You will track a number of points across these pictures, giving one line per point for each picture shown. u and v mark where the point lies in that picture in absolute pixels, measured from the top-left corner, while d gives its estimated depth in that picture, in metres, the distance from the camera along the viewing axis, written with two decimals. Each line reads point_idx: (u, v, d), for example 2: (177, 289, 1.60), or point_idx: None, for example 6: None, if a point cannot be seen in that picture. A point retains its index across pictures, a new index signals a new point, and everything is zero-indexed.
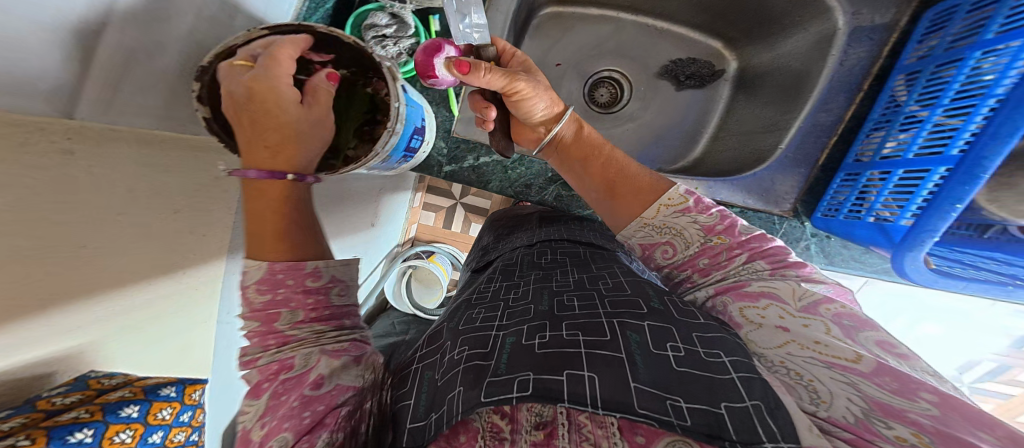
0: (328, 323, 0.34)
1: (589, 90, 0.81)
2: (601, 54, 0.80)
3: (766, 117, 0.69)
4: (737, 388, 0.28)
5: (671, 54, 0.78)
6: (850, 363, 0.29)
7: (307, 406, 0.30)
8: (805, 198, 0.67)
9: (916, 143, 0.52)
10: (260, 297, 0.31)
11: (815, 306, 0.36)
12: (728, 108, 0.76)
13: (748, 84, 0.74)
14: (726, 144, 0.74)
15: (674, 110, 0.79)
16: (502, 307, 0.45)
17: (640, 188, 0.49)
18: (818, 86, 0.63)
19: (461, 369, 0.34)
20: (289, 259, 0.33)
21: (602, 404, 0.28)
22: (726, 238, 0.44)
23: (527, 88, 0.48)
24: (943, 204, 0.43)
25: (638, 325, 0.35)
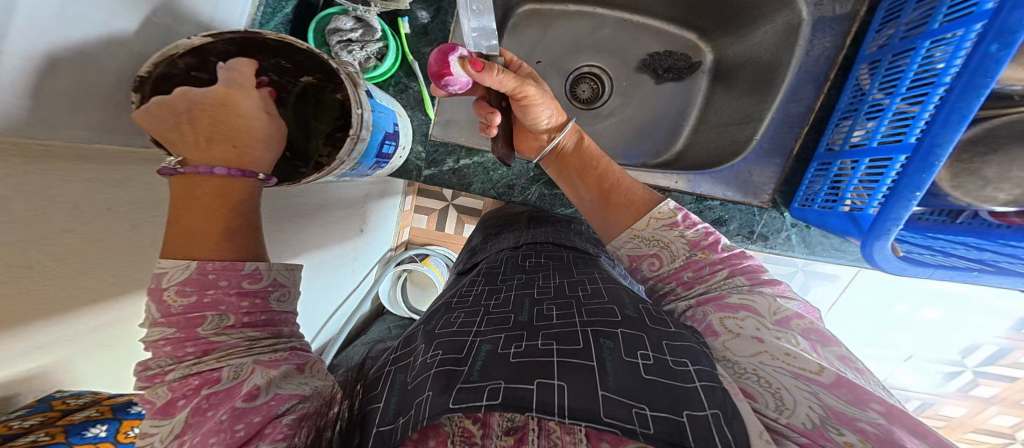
0: (263, 329, 0.31)
1: (569, 87, 0.80)
2: (579, 51, 0.79)
3: (742, 108, 0.68)
4: (699, 396, 0.27)
5: (648, 48, 0.78)
6: (813, 375, 0.29)
7: (238, 419, 0.25)
8: (782, 188, 0.66)
9: (880, 131, 0.51)
10: (180, 299, 0.26)
11: (787, 321, 0.36)
12: (707, 101, 0.76)
13: (724, 75, 0.73)
14: (706, 137, 0.73)
15: (654, 105, 0.79)
16: (483, 313, 0.44)
17: (633, 201, 0.51)
18: (788, 77, 0.62)
19: (432, 374, 0.32)
20: (226, 260, 0.29)
21: (569, 413, 0.26)
22: (709, 252, 0.45)
23: (535, 95, 0.49)
24: (904, 192, 0.42)
25: (611, 332, 0.35)
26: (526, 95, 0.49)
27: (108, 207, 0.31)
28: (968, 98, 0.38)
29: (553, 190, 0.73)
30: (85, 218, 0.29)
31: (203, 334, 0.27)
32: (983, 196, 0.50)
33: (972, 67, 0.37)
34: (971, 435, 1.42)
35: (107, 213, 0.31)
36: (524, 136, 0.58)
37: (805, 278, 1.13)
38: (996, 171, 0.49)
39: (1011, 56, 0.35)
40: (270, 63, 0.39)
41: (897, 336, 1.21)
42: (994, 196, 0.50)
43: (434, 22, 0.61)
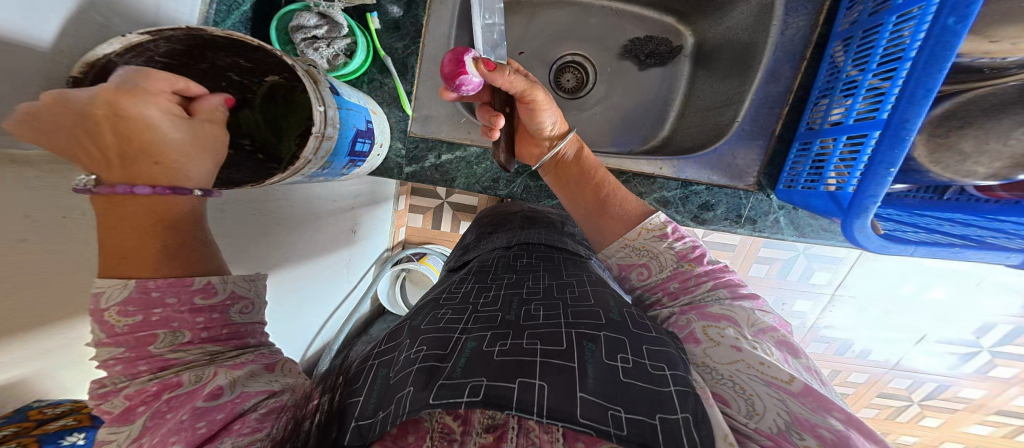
0: (228, 342, 0.30)
1: (553, 77, 0.79)
2: (559, 40, 0.78)
3: (723, 91, 0.66)
4: (673, 400, 0.27)
5: (628, 34, 0.76)
6: (784, 384, 0.29)
7: (201, 416, 0.24)
8: (767, 170, 0.64)
9: (855, 109, 0.49)
10: (123, 320, 0.25)
11: (762, 333, 0.35)
12: (690, 85, 0.74)
13: (705, 58, 0.71)
14: (691, 122, 0.71)
15: (638, 91, 0.77)
16: (471, 310, 0.41)
17: (628, 212, 0.50)
18: (765, 57, 0.60)
19: (415, 369, 0.29)
20: (171, 276, 0.28)
21: (547, 413, 0.24)
22: (695, 264, 0.44)
23: (543, 100, 0.49)
24: (878, 170, 0.40)
25: (594, 334, 0.32)
26: (534, 99, 0.49)
27: (62, 215, 0.31)
28: (933, 72, 0.36)
29: (539, 181, 0.71)
30: (33, 226, 0.28)
31: (157, 352, 0.26)
32: (964, 170, 0.47)
33: (935, 34, 0.35)
34: (993, 417, 1.37)
35: (61, 220, 0.31)
36: (525, 143, 0.57)
37: (809, 262, 1.12)
38: (974, 144, 0.45)
39: (969, 28, 0.34)
40: (227, 61, 0.36)
41: (906, 318, 1.18)
42: (974, 171, 0.46)
43: (406, 17, 0.60)
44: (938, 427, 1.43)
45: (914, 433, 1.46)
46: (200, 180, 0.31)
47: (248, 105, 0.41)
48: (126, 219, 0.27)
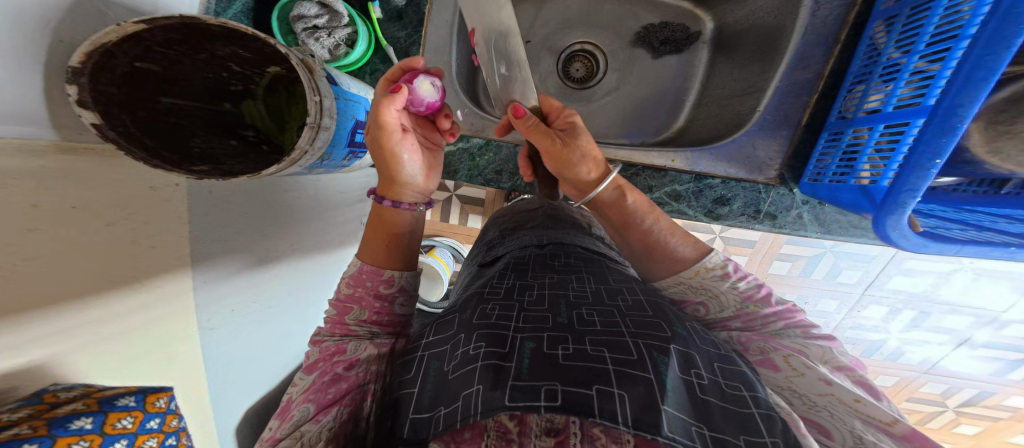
0: (385, 326, 0.41)
1: (563, 67, 0.76)
2: (570, 28, 0.75)
3: (745, 78, 0.62)
4: (757, 423, 0.26)
5: (643, 20, 0.72)
6: (885, 426, 0.27)
7: (332, 384, 0.34)
8: (790, 163, 0.61)
9: (895, 95, 0.45)
10: (346, 288, 0.42)
11: (838, 370, 0.33)
12: (709, 72, 0.70)
13: (725, 44, 0.67)
14: (708, 111, 0.68)
15: (652, 80, 0.73)
16: (518, 307, 0.38)
17: (681, 252, 0.45)
18: (792, 41, 0.56)
19: (478, 366, 0.29)
20: (372, 265, 0.44)
21: (632, 424, 0.23)
22: (761, 306, 0.40)
23: (560, 150, 0.49)
24: (920, 161, 0.37)
25: (664, 345, 0.30)
26: (553, 147, 0.49)
27: (71, 204, 0.29)
28: (998, 50, 0.31)
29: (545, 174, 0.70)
30: (44, 218, 0.27)
31: (348, 320, 0.40)
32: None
33: (1003, 10, 0.30)
34: None
35: (72, 211, 0.29)
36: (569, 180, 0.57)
37: (836, 260, 1.06)
38: None
39: None
40: (227, 51, 0.35)
41: (945, 319, 1.11)
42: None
43: (409, 6, 0.59)
44: (976, 435, 1.34)
45: (949, 440, 1.37)
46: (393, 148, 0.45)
47: (251, 97, 0.42)
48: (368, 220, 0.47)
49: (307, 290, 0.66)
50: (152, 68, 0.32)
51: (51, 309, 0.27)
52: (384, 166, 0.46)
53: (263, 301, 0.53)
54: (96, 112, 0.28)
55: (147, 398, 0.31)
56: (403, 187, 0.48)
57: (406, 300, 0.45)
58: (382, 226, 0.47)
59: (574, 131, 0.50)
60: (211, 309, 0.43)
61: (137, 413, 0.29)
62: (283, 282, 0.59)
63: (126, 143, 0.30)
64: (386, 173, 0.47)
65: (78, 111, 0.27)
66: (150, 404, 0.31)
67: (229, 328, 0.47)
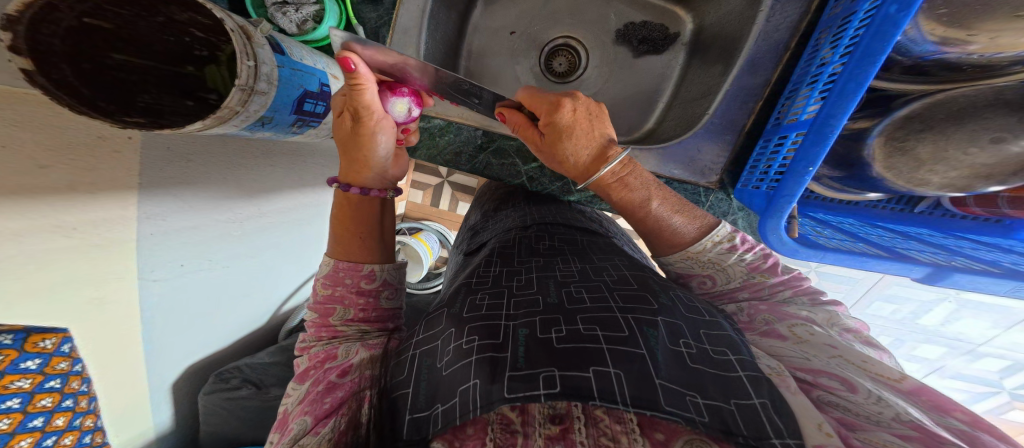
0: (372, 323, 0.47)
1: (544, 60, 0.77)
2: (553, 22, 0.75)
3: (707, 81, 0.63)
4: (746, 386, 0.30)
5: (624, 17, 0.72)
6: (894, 382, 0.33)
7: (329, 393, 0.38)
8: (731, 168, 0.64)
9: (811, 104, 0.48)
10: (325, 289, 0.47)
11: (845, 332, 0.42)
12: (683, 75, 0.70)
13: (700, 47, 0.67)
14: (675, 114, 0.69)
15: (627, 79, 0.74)
16: (508, 294, 0.44)
17: (679, 240, 0.51)
18: (748, 47, 0.56)
19: (474, 362, 0.33)
20: (347, 261, 0.49)
21: (631, 401, 0.28)
22: (768, 275, 0.48)
23: (544, 153, 0.52)
24: (799, 168, 0.44)
25: (652, 320, 0.36)
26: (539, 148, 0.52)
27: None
28: (865, 66, 0.38)
29: (502, 159, 0.72)
30: None
31: (334, 322, 0.46)
32: (917, 179, 0.47)
33: (875, 27, 0.36)
34: None
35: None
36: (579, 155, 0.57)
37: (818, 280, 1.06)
38: (930, 151, 0.44)
39: (911, 17, 0.34)
40: (183, 16, 0.37)
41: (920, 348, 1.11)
42: (929, 179, 0.46)
43: None
44: None
45: None
46: (371, 134, 0.46)
47: (216, 62, 0.44)
48: (334, 215, 0.51)
49: (266, 254, 0.77)
50: (102, 25, 0.33)
51: None
52: (360, 151, 0.48)
53: (217, 262, 0.62)
54: (30, 60, 0.28)
55: (29, 338, 0.37)
56: (374, 172, 0.50)
57: (392, 294, 0.51)
58: (353, 215, 0.50)
59: (558, 132, 0.47)
60: (148, 264, 0.49)
61: (9, 351, 0.34)
62: (237, 242, 0.66)
63: (55, 90, 0.30)
64: (364, 160, 0.48)
65: (8, 56, 0.27)
66: (31, 344, 0.36)
67: (172, 284, 0.55)
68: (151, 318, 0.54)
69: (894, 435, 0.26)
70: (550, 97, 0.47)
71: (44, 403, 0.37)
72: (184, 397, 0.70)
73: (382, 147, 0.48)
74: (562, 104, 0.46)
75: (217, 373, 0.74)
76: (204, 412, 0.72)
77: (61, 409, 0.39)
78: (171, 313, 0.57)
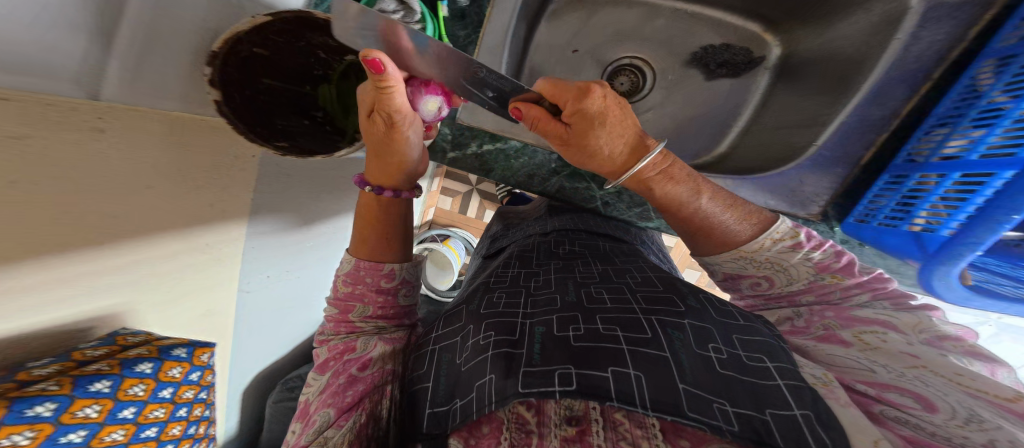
0: (390, 320, 0.44)
1: (608, 78, 0.75)
2: (624, 39, 0.73)
3: (809, 109, 0.63)
4: (785, 396, 0.26)
5: (704, 39, 0.71)
6: (1003, 402, 0.25)
7: (351, 385, 0.37)
8: (838, 200, 0.65)
9: (988, 142, 0.47)
10: (344, 288, 0.43)
11: (938, 340, 0.31)
12: (765, 99, 0.71)
13: (790, 72, 0.68)
14: (759, 139, 0.70)
15: (701, 101, 0.74)
16: (526, 293, 0.41)
17: (726, 237, 0.43)
18: (869, 80, 0.57)
19: (489, 357, 0.32)
20: (370, 260, 0.44)
21: (650, 405, 0.26)
22: (842, 277, 0.38)
23: (575, 151, 0.40)
24: (996, 214, 0.43)
25: (678, 322, 0.32)
26: (568, 146, 0.40)
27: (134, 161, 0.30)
28: None
29: (576, 183, 0.72)
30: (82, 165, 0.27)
31: (353, 318, 0.42)
32: None
33: None
34: None
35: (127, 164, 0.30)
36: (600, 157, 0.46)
37: None
38: None
39: None
40: (317, 40, 0.37)
41: None
42: None
43: (472, 7, 0.62)
44: None
45: None
46: (409, 139, 0.39)
47: (328, 80, 0.44)
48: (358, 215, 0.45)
49: (324, 263, 0.78)
50: (262, 54, 0.35)
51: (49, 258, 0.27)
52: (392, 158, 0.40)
53: (287, 272, 0.62)
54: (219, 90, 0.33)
55: (195, 351, 0.43)
56: (404, 173, 0.43)
57: (410, 290, 0.46)
58: (381, 217, 0.44)
59: (598, 120, 0.36)
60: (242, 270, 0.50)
61: (151, 381, 0.36)
62: (303, 252, 0.66)
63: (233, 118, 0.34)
64: (394, 165, 0.41)
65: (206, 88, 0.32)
66: (197, 357, 0.42)
67: (252, 290, 0.55)
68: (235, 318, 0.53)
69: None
70: (574, 82, 0.36)
71: (175, 431, 0.40)
72: (252, 406, 0.70)
73: (416, 143, 0.41)
74: (591, 89, 0.35)
75: (284, 382, 0.75)
76: (270, 419, 0.71)
77: (186, 437, 0.42)
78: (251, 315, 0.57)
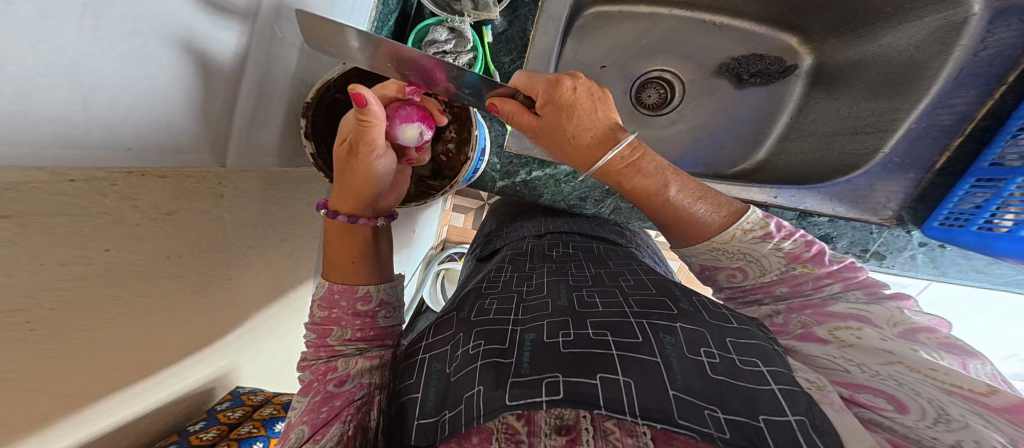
0: (373, 342, 0.41)
1: (635, 91, 0.74)
2: (654, 53, 0.72)
3: (861, 115, 0.60)
4: (778, 400, 0.26)
5: (730, 50, 0.70)
6: (976, 396, 0.25)
7: (327, 401, 0.35)
8: (914, 205, 0.60)
9: None
10: (320, 312, 0.41)
11: (913, 333, 0.31)
12: (801, 107, 0.68)
13: (830, 80, 0.66)
14: (802, 147, 0.66)
15: (729, 112, 0.72)
16: (517, 300, 0.42)
17: (701, 226, 0.42)
18: (932, 84, 0.53)
19: (478, 367, 0.32)
20: (348, 283, 0.42)
21: (641, 413, 0.26)
22: (813, 267, 0.39)
23: (547, 141, 0.43)
24: None
25: (669, 326, 0.33)
26: (540, 137, 0.43)
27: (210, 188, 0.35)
28: None
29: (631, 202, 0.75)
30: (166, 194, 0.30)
31: (332, 342, 0.39)
32: None
33: None
34: None
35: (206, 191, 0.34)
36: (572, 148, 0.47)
37: None
38: None
39: None
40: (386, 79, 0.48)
41: None
42: None
43: (514, 30, 0.65)
44: None
45: None
46: (379, 166, 0.42)
47: None
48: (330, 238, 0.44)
49: None
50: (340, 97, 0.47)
51: (150, 278, 0.30)
52: (354, 180, 0.42)
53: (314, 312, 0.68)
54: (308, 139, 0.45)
55: None
56: (370, 198, 0.44)
57: (390, 312, 0.44)
58: (346, 240, 0.44)
59: (569, 107, 0.39)
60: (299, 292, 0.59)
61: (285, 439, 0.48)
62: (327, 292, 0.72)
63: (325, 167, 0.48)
64: (358, 190, 0.42)
65: (303, 142, 0.44)
66: None
67: (298, 313, 0.61)
68: (285, 332, 0.59)
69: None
70: (546, 76, 0.40)
71: None
72: None
73: (383, 168, 0.43)
74: (560, 82, 0.38)
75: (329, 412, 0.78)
76: None
77: None
78: (291, 336, 0.62)
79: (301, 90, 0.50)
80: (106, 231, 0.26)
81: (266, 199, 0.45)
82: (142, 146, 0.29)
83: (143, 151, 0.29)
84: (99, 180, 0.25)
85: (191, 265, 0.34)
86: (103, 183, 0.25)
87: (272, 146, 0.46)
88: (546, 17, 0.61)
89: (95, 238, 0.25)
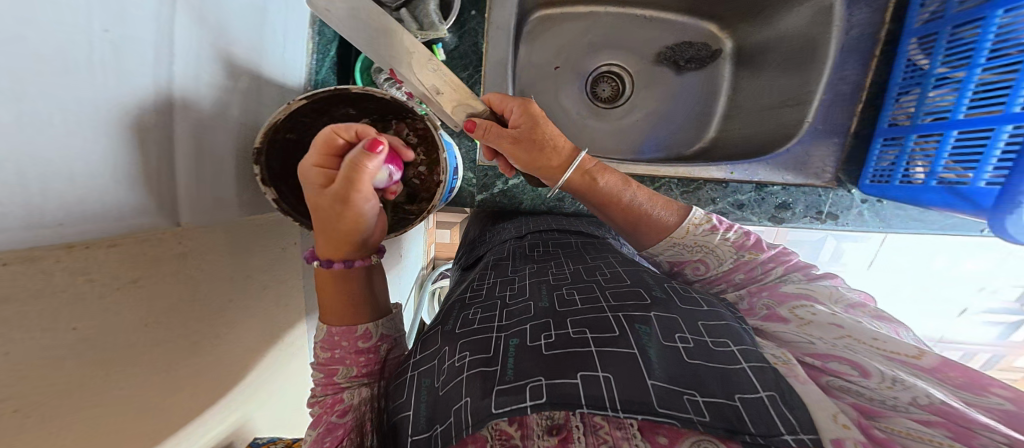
0: (376, 375, 0.40)
1: (589, 87, 0.76)
2: (599, 49, 0.74)
3: (784, 91, 0.64)
4: (749, 378, 0.27)
5: (665, 40, 0.73)
6: (909, 359, 0.28)
7: (329, 432, 0.34)
8: (847, 167, 0.67)
9: (962, 103, 0.50)
10: (324, 353, 0.39)
11: (852, 309, 0.35)
12: (734, 86, 0.72)
13: (749, 61, 0.69)
14: (744, 122, 0.70)
15: (671, 101, 0.75)
16: (500, 306, 0.42)
17: (660, 222, 0.48)
18: (829, 54, 0.59)
19: (464, 378, 0.32)
20: (343, 324, 0.40)
21: (622, 406, 0.26)
22: (756, 253, 0.44)
23: (524, 153, 0.45)
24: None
25: (645, 316, 0.34)
26: (517, 150, 0.45)
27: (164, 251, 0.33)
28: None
29: None
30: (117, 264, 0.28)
31: (338, 380, 0.38)
32: None
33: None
34: None
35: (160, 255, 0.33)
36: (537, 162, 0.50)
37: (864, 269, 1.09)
38: None
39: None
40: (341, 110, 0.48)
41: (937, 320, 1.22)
42: None
43: (465, 45, 0.65)
44: None
45: None
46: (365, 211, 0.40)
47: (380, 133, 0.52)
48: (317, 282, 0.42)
49: None
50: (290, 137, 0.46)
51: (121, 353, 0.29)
52: (342, 227, 0.40)
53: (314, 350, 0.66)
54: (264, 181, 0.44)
55: None
56: (361, 240, 0.42)
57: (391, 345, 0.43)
58: (337, 289, 0.41)
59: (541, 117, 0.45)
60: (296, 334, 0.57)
61: None
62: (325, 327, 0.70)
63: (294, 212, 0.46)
64: (348, 237, 0.41)
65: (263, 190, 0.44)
66: None
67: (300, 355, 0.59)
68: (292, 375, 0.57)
69: (913, 421, 0.23)
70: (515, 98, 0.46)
71: None
72: None
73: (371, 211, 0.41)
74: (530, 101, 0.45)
75: None
76: None
77: None
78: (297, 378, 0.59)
79: (248, 136, 0.49)
80: (60, 311, 0.24)
81: (234, 251, 0.43)
82: (78, 215, 0.27)
83: (85, 221, 0.27)
84: (40, 260, 0.23)
85: (166, 332, 0.33)
86: (47, 262, 0.24)
87: (226, 199, 0.45)
88: (495, 29, 0.63)
89: (48, 321, 0.24)
